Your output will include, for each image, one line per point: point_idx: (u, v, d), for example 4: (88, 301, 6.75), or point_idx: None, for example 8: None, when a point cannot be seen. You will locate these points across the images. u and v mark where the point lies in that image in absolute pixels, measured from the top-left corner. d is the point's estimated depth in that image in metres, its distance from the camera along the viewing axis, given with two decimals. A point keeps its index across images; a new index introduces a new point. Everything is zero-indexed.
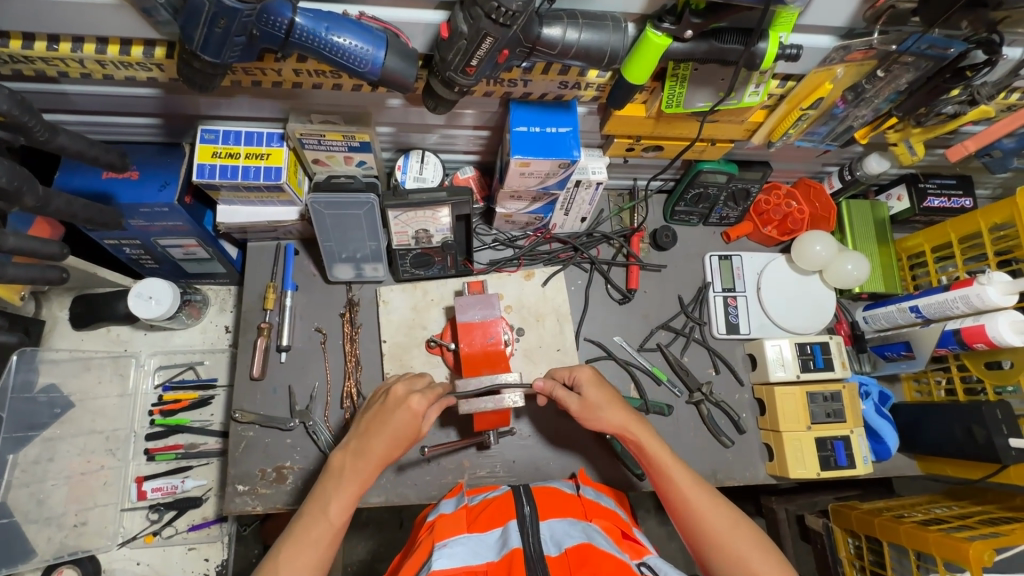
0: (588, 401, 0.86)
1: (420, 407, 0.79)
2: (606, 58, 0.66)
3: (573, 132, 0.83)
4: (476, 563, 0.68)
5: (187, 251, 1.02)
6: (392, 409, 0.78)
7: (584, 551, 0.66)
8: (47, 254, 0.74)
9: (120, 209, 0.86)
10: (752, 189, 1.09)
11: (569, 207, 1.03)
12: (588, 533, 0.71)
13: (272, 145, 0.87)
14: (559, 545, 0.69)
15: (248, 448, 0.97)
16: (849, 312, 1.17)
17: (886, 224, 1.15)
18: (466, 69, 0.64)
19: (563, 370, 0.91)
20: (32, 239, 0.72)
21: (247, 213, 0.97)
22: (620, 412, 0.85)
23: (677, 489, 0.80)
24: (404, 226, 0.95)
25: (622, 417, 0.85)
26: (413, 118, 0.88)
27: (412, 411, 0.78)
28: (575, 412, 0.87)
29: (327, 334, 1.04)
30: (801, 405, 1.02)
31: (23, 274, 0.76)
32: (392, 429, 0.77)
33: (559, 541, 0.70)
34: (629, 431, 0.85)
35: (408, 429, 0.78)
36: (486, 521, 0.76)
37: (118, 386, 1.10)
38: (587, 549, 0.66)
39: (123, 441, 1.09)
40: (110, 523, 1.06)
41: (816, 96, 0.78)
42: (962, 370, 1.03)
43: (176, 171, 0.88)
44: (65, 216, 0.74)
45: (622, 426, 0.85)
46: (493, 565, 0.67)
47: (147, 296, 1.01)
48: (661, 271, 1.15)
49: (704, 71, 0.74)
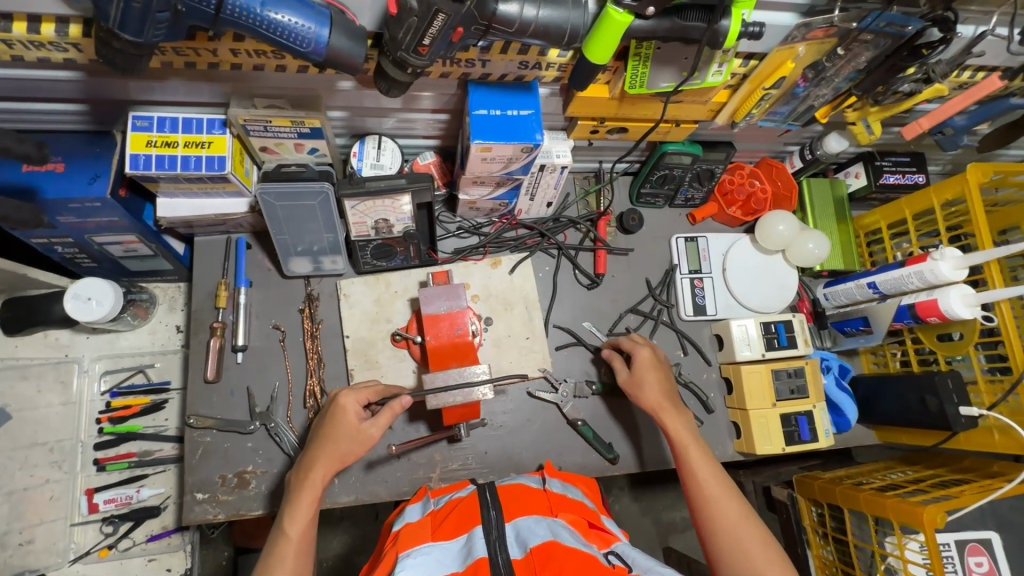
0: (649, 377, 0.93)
1: (351, 404, 0.79)
2: (566, 36, 0.63)
3: (536, 114, 0.80)
4: None
5: (128, 248, 0.95)
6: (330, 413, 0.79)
7: (549, 550, 0.65)
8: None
9: (46, 204, 0.79)
10: (716, 170, 1.08)
11: (534, 191, 1.00)
12: (554, 530, 0.70)
13: (213, 133, 0.81)
14: (524, 546, 0.68)
15: (206, 455, 0.92)
16: (810, 289, 1.20)
17: (845, 202, 1.17)
18: (419, 49, 0.60)
19: (627, 341, 0.99)
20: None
21: (191, 206, 0.90)
22: (662, 393, 0.92)
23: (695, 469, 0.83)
24: (362, 216, 0.90)
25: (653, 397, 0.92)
26: (366, 101, 0.83)
27: (343, 407, 0.78)
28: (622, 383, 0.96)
29: (286, 331, 1.00)
30: (766, 383, 1.04)
31: None
32: (343, 432, 0.78)
33: (525, 542, 0.69)
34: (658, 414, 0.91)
35: (345, 429, 0.78)
36: (451, 528, 0.75)
37: (60, 395, 1.03)
38: (551, 547, 0.65)
39: (69, 452, 1.02)
40: (59, 539, 0.99)
41: (779, 75, 0.77)
42: (916, 342, 1.07)
43: (107, 162, 0.81)
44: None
45: (657, 405, 0.91)
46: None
47: (85, 297, 0.94)
48: (629, 255, 1.15)
49: (667, 50, 0.72)
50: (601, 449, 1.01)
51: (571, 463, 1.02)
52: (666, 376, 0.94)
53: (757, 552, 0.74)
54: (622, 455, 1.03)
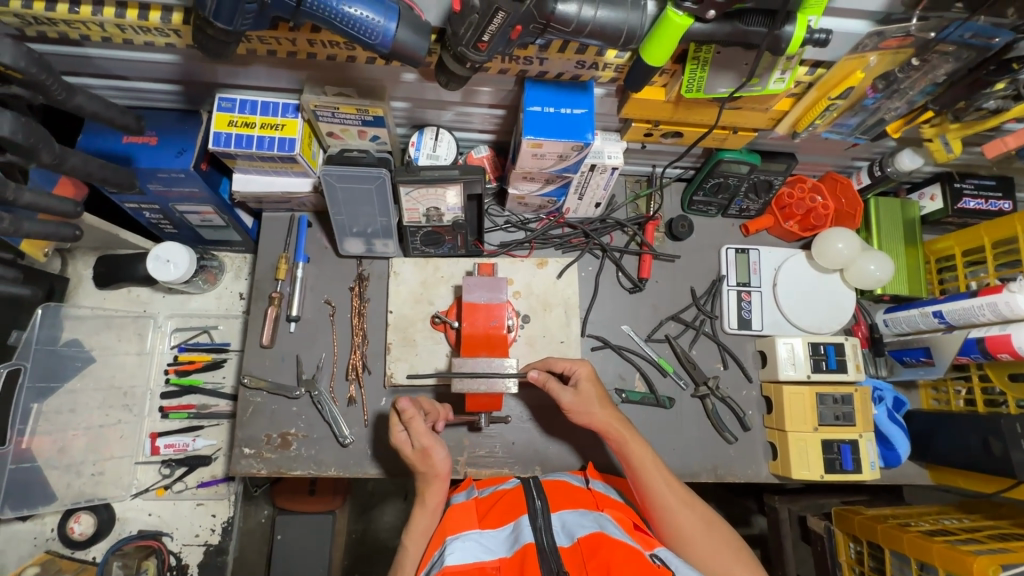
0: (584, 390, 0.90)
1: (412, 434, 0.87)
2: (623, 37, 0.63)
3: (589, 113, 0.81)
4: (487, 560, 0.72)
5: (205, 218, 1.05)
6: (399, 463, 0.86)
7: (596, 541, 0.71)
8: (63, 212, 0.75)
9: (138, 172, 0.88)
10: (775, 181, 1.06)
11: (584, 191, 1.01)
12: (600, 521, 0.76)
13: (287, 116, 0.88)
14: (571, 536, 0.75)
15: (256, 414, 0.99)
16: (868, 313, 1.13)
17: (916, 225, 1.11)
18: (478, 44, 0.62)
19: (562, 361, 0.93)
20: (48, 196, 0.72)
21: (262, 182, 0.98)
22: (603, 410, 0.89)
23: (654, 491, 0.83)
24: (415, 203, 0.95)
25: (607, 417, 0.88)
26: (428, 93, 0.87)
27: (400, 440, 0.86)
28: (566, 406, 0.89)
29: (336, 307, 1.05)
30: (809, 406, 1.00)
31: (39, 230, 0.76)
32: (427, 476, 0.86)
33: (571, 532, 0.75)
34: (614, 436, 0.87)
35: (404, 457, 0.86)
36: (497, 517, 0.81)
37: (136, 345, 1.14)
38: (598, 539, 0.72)
39: (139, 398, 1.13)
40: (124, 475, 1.10)
41: (847, 85, 0.74)
42: (983, 380, 0.99)
43: (192, 138, 0.90)
44: (82, 175, 0.74)
45: (610, 426, 0.88)
46: (505, 562, 0.72)
47: (165, 259, 1.04)
48: (675, 261, 1.13)
49: (727, 55, 0.71)
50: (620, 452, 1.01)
51: (600, 461, 1.02)
52: (599, 393, 0.91)
53: (730, 558, 0.79)
54: None
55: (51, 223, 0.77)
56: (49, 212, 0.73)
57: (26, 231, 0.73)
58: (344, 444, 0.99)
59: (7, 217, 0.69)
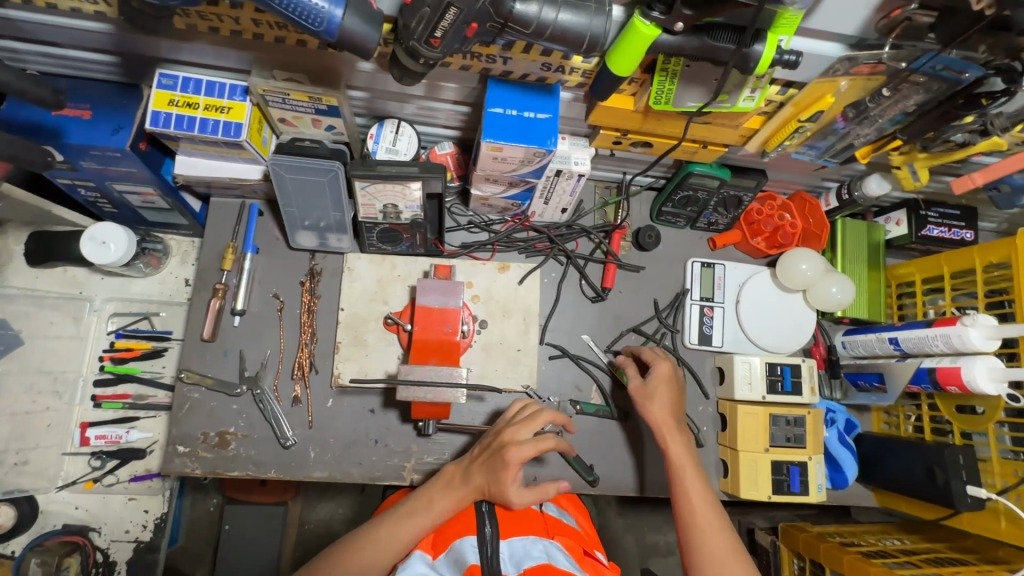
0: (661, 386, 0.95)
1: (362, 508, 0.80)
2: (586, 44, 0.59)
3: (554, 119, 0.77)
4: None
5: (147, 199, 0.98)
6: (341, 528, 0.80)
7: (544, 570, 0.67)
8: None
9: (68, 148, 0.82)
10: (744, 197, 1.05)
11: (549, 196, 0.99)
12: (549, 551, 0.72)
13: (234, 99, 0.82)
14: (518, 566, 0.69)
15: (191, 411, 0.94)
16: (827, 334, 1.13)
17: (880, 249, 1.11)
18: (431, 41, 0.58)
19: (648, 353, 1.00)
20: None
21: (208, 166, 0.92)
22: (664, 400, 0.93)
23: (685, 486, 0.85)
24: (371, 198, 0.91)
25: (664, 411, 0.93)
26: (387, 85, 0.82)
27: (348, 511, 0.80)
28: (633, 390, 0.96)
29: (284, 302, 1.00)
30: (762, 426, 0.99)
31: None
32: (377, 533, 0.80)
33: (519, 562, 0.70)
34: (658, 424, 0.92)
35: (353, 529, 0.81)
36: (446, 541, 0.77)
37: (70, 327, 1.08)
38: (546, 570, 0.67)
39: (70, 385, 1.06)
40: (49, 466, 1.03)
41: (817, 109, 0.72)
42: (932, 408, 0.99)
43: (130, 115, 0.84)
44: None
45: (654, 416, 0.93)
46: None
47: (101, 241, 0.98)
48: (640, 272, 1.11)
49: (695, 69, 0.68)
50: (583, 472, 0.98)
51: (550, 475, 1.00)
52: (677, 397, 0.95)
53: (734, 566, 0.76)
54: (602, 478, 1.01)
55: None
56: None
57: None
58: (285, 446, 0.95)
59: None
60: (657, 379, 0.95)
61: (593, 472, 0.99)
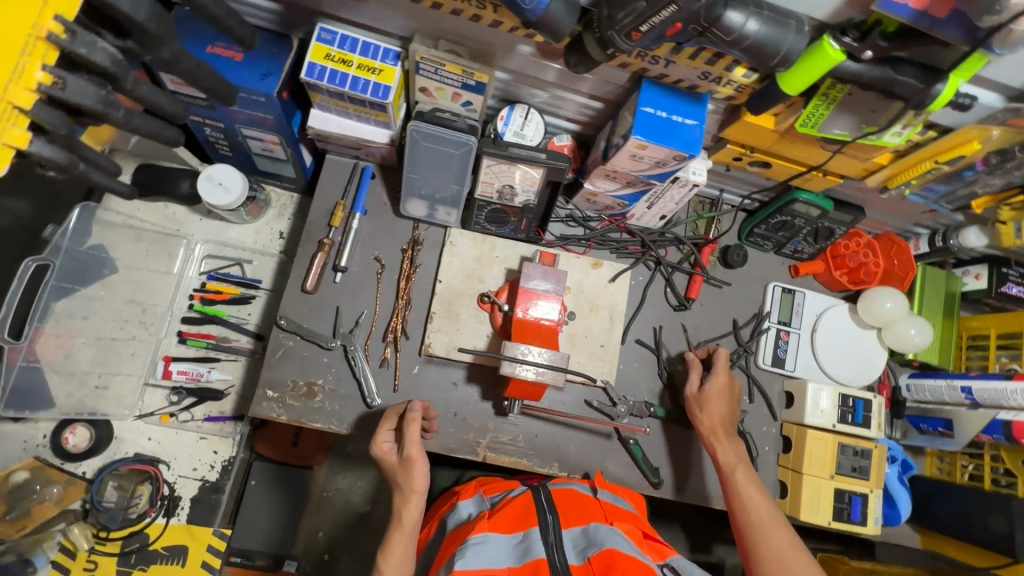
0: (718, 401, 0.96)
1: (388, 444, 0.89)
2: (777, 58, 0.62)
3: (699, 126, 0.80)
4: (498, 569, 0.73)
5: (267, 147, 1.00)
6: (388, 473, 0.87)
7: (608, 558, 0.72)
8: (168, 110, 0.72)
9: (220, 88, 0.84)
10: (837, 230, 1.08)
11: (655, 201, 1.01)
12: (613, 535, 0.76)
13: (385, 62, 0.84)
14: (582, 555, 0.75)
15: (284, 357, 0.96)
16: (894, 375, 1.15)
17: (955, 299, 1.14)
18: (632, 34, 0.61)
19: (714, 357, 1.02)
20: (158, 91, 0.69)
21: (338, 124, 0.94)
22: (720, 416, 0.95)
23: (733, 484, 0.88)
24: (493, 177, 0.93)
25: (721, 416, 0.95)
26: (536, 71, 0.85)
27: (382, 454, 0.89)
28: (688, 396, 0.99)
29: (384, 266, 1.03)
30: (830, 455, 1.02)
31: (147, 125, 0.73)
32: (400, 472, 0.86)
33: (583, 550, 0.76)
34: (718, 441, 0.94)
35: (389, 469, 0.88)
36: (508, 522, 0.81)
37: (165, 264, 1.09)
38: (611, 555, 0.72)
39: (158, 318, 1.08)
40: (130, 394, 1.05)
41: (958, 152, 0.75)
42: (994, 459, 1.02)
43: (280, 64, 0.86)
44: (190, 78, 0.69)
45: (715, 430, 0.95)
46: (514, 572, 0.73)
47: (217, 182, 1.00)
48: (723, 288, 1.14)
49: (856, 99, 0.70)
50: (647, 473, 1.02)
51: (617, 470, 1.02)
52: (731, 409, 0.96)
53: None
54: (666, 480, 1.04)
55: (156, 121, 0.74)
56: (157, 108, 0.70)
57: (136, 125, 0.70)
58: (370, 405, 0.97)
59: (124, 109, 0.65)
60: (713, 394, 0.97)
61: (657, 473, 1.03)
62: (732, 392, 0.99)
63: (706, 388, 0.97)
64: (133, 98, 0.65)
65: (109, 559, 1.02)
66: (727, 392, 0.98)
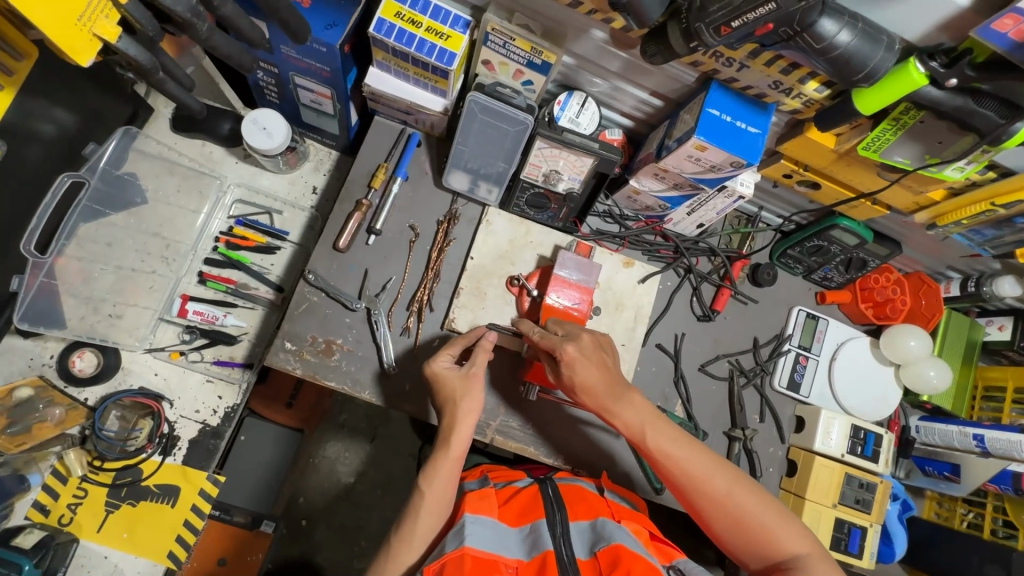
0: (593, 367, 0.81)
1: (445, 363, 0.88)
2: (861, 74, 0.61)
3: (761, 135, 0.79)
4: (506, 558, 0.74)
5: (316, 99, 0.99)
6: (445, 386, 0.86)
7: (614, 553, 0.72)
8: (250, 38, 0.72)
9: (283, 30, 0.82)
10: (870, 263, 1.08)
11: (697, 208, 1.00)
12: (620, 532, 0.76)
13: (454, 29, 0.83)
14: (590, 550, 0.76)
15: (307, 312, 0.95)
16: (904, 415, 1.15)
17: (976, 348, 1.14)
18: (721, 29, 0.60)
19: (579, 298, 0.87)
20: (245, 17, 0.68)
21: (394, 85, 0.93)
22: (608, 383, 0.81)
23: (685, 470, 0.78)
24: (542, 160, 0.93)
25: (593, 366, 0.81)
26: (603, 59, 0.85)
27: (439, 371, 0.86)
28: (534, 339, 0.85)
29: (418, 235, 1.02)
30: (835, 482, 1.02)
31: (222, 47, 0.73)
32: (460, 391, 0.85)
33: (591, 546, 0.76)
34: (612, 410, 0.81)
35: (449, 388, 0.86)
36: (517, 514, 0.82)
37: (195, 203, 1.08)
38: (618, 551, 0.72)
39: (181, 255, 1.06)
40: (142, 327, 1.03)
41: (1016, 197, 0.75)
42: (996, 510, 1.03)
43: (346, 15, 0.84)
44: (271, 10, 0.69)
45: (603, 401, 0.81)
46: (522, 564, 0.74)
47: (262, 127, 0.98)
48: (748, 305, 1.14)
49: (927, 127, 0.70)
50: (649, 476, 1.02)
51: (620, 470, 1.02)
52: (617, 370, 0.83)
53: (785, 551, 0.75)
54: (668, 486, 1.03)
55: (226, 46, 0.73)
56: (242, 35, 0.70)
57: (213, 44, 0.69)
58: (385, 368, 0.95)
59: (207, 25, 0.65)
60: (588, 361, 0.81)
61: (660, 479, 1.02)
62: (607, 350, 0.84)
63: (578, 353, 0.81)
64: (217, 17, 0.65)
65: (100, 489, 0.98)
66: (598, 348, 0.83)
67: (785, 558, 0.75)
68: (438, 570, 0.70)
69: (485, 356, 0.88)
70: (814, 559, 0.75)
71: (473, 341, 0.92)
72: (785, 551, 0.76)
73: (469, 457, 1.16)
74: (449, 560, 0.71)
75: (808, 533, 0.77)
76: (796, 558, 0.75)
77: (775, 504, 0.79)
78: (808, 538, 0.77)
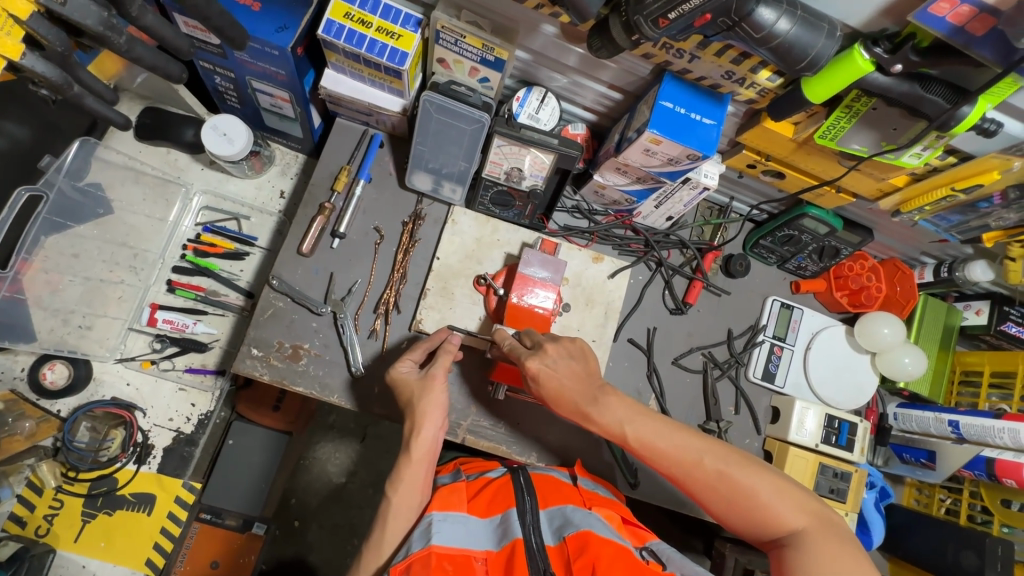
0: (562, 376, 0.81)
1: (408, 368, 0.88)
2: (804, 62, 0.60)
3: (716, 127, 0.78)
4: (475, 550, 0.74)
5: (276, 103, 0.98)
6: (404, 387, 0.86)
7: (583, 539, 0.71)
8: (177, 45, 0.71)
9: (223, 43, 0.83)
10: (843, 251, 1.06)
11: (664, 201, 0.99)
12: (589, 520, 0.76)
13: (405, 28, 0.82)
14: (559, 536, 0.75)
15: (273, 318, 0.95)
16: (882, 402, 1.14)
17: (953, 332, 1.13)
18: (659, 21, 0.59)
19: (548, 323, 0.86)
20: (169, 27, 0.68)
21: (350, 87, 0.92)
22: (581, 387, 0.81)
23: (671, 459, 0.76)
24: (502, 157, 0.92)
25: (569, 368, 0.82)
26: (557, 53, 0.83)
27: (401, 372, 0.87)
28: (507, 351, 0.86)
29: (383, 237, 1.01)
30: (810, 472, 1.01)
31: (150, 58, 0.72)
32: (418, 393, 0.85)
33: (559, 532, 0.76)
34: (591, 414, 0.80)
35: (407, 388, 0.86)
36: (486, 505, 0.82)
37: (161, 211, 1.08)
38: (587, 537, 0.71)
39: (148, 264, 1.06)
40: (113, 337, 1.03)
41: (977, 181, 0.75)
42: (973, 496, 1.04)
43: (297, 17, 0.83)
44: (199, 15, 0.67)
45: (580, 406, 0.81)
46: (492, 556, 0.74)
47: (222, 132, 0.98)
48: (723, 296, 1.13)
49: (880, 114, 0.69)
50: (625, 472, 1.01)
51: (593, 466, 1.02)
52: (590, 372, 0.83)
53: (788, 527, 0.71)
54: (644, 481, 1.02)
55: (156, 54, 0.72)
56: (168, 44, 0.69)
57: (137, 54, 0.69)
58: (353, 373, 0.95)
59: (126, 36, 0.65)
60: (557, 372, 0.81)
61: (635, 474, 1.02)
62: (581, 356, 0.84)
63: (543, 366, 0.81)
64: (138, 27, 0.64)
65: (75, 500, 0.99)
66: (566, 357, 0.83)
67: (787, 535, 0.71)
68: (405, 571, 0.70)
69: (447, 359, 0.88)
70: (817, 533, 0.70)
71: (439, 343, 0.92)
72: (786, 527, 0.72)
73: (446, 455, 1.16)
74: (416, 560, 0.71)
75: (811, 505, 0.73)
76: (797, 534, 0.71)
77: (774, 478, 0.75)
78: (810, 513, 0.72)
